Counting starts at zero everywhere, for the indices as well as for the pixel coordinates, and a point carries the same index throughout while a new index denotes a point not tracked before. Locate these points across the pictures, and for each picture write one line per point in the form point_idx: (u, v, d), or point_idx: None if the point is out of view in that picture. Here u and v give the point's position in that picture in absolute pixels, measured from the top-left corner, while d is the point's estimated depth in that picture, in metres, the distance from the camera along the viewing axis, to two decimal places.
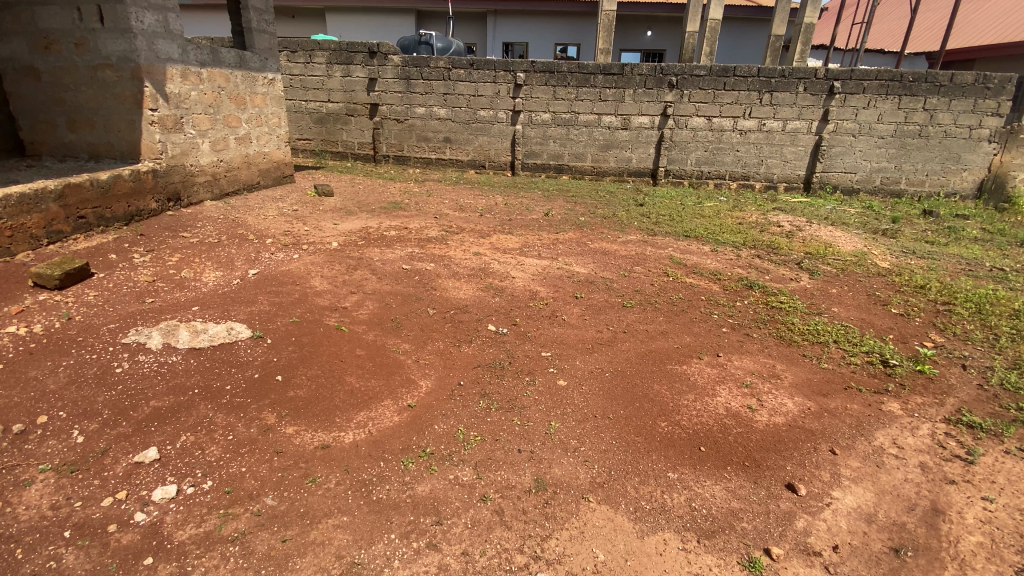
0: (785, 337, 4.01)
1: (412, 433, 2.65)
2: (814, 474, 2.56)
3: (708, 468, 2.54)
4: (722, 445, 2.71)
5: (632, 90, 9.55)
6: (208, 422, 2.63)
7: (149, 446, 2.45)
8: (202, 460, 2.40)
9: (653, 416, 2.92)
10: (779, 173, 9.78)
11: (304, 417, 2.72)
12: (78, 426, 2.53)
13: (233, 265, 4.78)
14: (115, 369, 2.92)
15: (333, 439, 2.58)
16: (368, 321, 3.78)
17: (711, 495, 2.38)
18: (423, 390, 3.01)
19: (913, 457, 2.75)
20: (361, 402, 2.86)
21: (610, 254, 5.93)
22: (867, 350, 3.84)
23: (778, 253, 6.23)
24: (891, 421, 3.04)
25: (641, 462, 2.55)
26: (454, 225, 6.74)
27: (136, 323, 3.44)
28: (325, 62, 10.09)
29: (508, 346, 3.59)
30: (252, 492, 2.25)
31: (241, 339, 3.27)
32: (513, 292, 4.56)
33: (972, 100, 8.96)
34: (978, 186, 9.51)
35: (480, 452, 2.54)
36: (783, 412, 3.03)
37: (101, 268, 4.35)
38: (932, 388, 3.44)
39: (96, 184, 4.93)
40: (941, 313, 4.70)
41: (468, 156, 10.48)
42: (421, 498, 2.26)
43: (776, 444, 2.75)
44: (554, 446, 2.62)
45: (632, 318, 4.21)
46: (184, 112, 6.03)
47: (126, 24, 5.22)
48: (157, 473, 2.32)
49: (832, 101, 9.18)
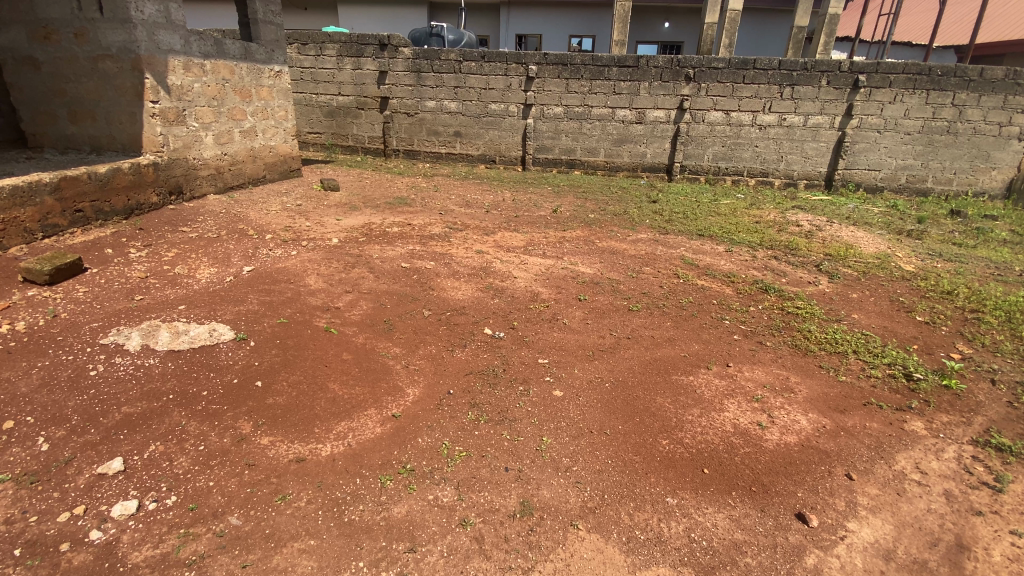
0: (800, 346, 3.77)
1: (393, 446, 2.49)
2: (827, 502, 2.34)
3: (711, 494, 2.34)
4: (727, 467, 2.50)
5: (647, 83, 9.27)
6: (180, 431, 2.50)
7: (115, 457, 2.32)
8: (169, 473, 2.27)
9: (654, 432, 2.72)
10: (800, 169, 9.41)
11: (282, 427, 2.57)
12: (44, 433, 2.42)
13: (229, 261, 4.67)
14: (90, 372, 2.81)
15: (309, 452, 2.43)
16: (359, 323, 3.63)
17: (712, 524, 2.18)
18: (409, 399, 2.85)
19: (937, 484, 2.52)
20: (342, 411, 2.71)
21: (618, 254, 5.70)
22: (889, 362, 3.59)
23: (795, 255, 5.96)
24: (913, 443, 2.80)
25: (637, 485, 2.36)
26: (459, 222, 6.58)
27: (118, 323, 3.32)
28: (335, 55, 9.96)
29: (504, 351, 3.42)
30: (218, 510, 2.11)
31: (223, 342, 3.15)
32: (513, 293, 4.39)
33: (1003, 96, 8.51)
34: (1007, 186, 9.06)
35: (463, 470, 2.37)
36: (795, 430, 2.81)
37: (93, 263, 4.25)
38: (958, 405, 3.18)
39: (93, 177, 4.84)
40: (969, 322, 4.40)
41: (479, 150, 10.28)
42: (396, 521, 2.09)
43: (787, 468, 2.53)
44: (544, 465, 2.43)
45: (637, 322, 4.01)
46: (186, 104, 5.93)
47: (125, 14, 5.12)
48: (120, 485, 2.20)
49: (856, 96, 8.80)
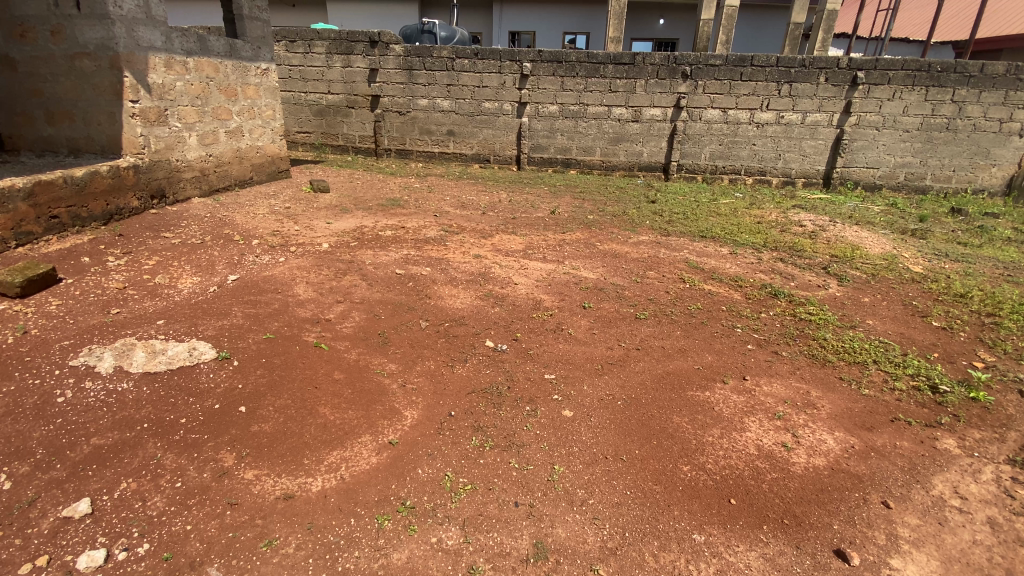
0: (818, 356, 3.58)
1: (390, 479, 2.27)
2: (867, 536, 2.15)
3: (740, 528, 2.14)
4: (756, 497, 2.30)
5: (643, 81, 9.08)
6: (155, 465, 2.27)
7: (82, 498, 2.09)
8: (142, 516, 2.04)
9: (674, 457, 2.52)
10: (798, 168, 9.26)
11: (267, 459, 2.34)
12: (6, 469, 2.18)
13: (213, 270, 4.41)
14: (57, 399, 2.56)
15: (298, 488, 2.21)
16: (351, 337, 3.40)
17: (745, 566, 1.98)
18: (407, 423, 2.62)
19: (979, 511, 2.32)
20: (335, 439, 2.48)
21: (621, 256, 5.51)
22: (912, 373, 3.40)
23: (802, 256, 5.79)
24: (948, 464, 2.62)
25: (660, 519, 2.16)
26: (455, 224, 6.35)
27: (91, 340, 3.06)
28: (324, 53, 9.70)
29: (507, 366, 3.20)
30: (195, 559, 1.88)
31: (203, 362, 2.90)
32: (515, 301, 4.17)
33: (1004, 92, 8.37)
34: (1008, 183, 8.94)
35: (469, 505, 2.16)
36: (823, 452, 2.62)
37: (70, 273, 4.00)
38: (989, 420, 3.00)
39: (70, 181, 4.56)
40: (987, 327, 4.24)
41: (472, 150, 10.04)
42: (395, 570, 1.88)
43: (819, 495, 2.34)
44: (557, 499, 2.23)
45: (646, 332, 3.80)
46: (168, 103, 5.64)
47: (102, 10, 4.85)
48: (87, 531, 1.96)
49: (854, 93, 8.66)
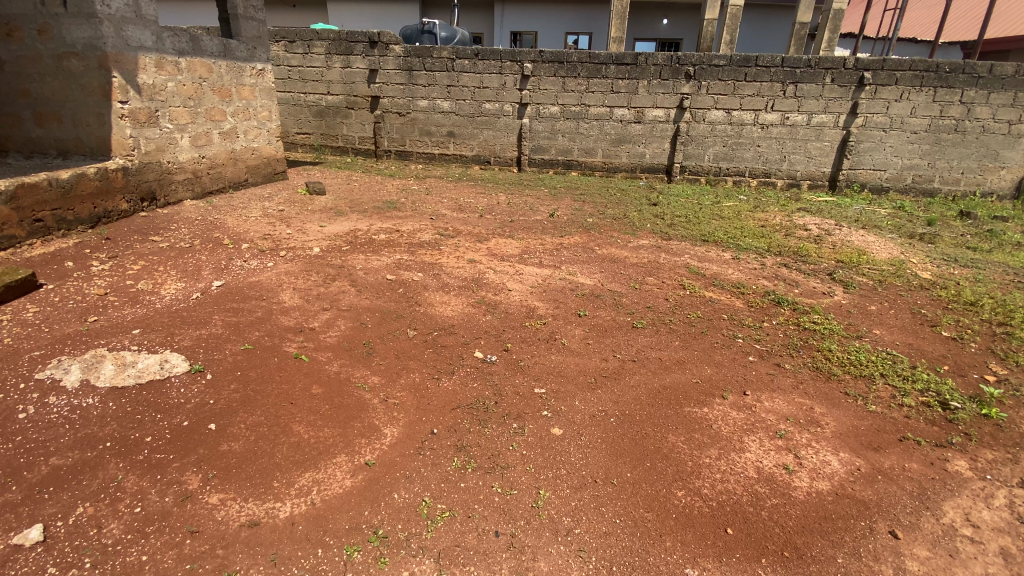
0: (822, 369, 3.42)
1: (364, 504, 2.13)
2: (873, 570, 2.00)
3: (737, 562, 2.00)
4: (754, 527, 2.15)
5: (646, 82, 8.92)
6: (115, 488, 2.13)
7: (35, 524, 1.96)
8: (96, 544, 1.91)
9: (668, 480, 2.37)
10: (804, 169, 9.07)
11: (234, 481, 2.21)
12: None
13: (198, 275, 4.29)
14: (19, 415, 2.43)
15: (265, 514, 2.07)
16: (334, 347, 3.26)
17: None
18: (385, 442, 2.49)
19: (992, 541, 2.17)
20: (307, 459, 2.35)
21: (619, 262, 5.36)
22: (921, 388, 3.23)
23: (807, 262, 5.62)
24: (959, 488, 2.46)
25: (650, 552, 2.01)
26: (451, 228, 6.21)
27: (62, 351, 2.95)
28: (323, 53, 9.58)
29: (496, 379, 3.06)
30: None
31: (174, 375, 2.78)
32: (507, 309, 4.03)
33: (1014, 92, 8.16)
34: (1018, 186, 8.72)
35: (446, 535, 2.02)
36: (826, 475, 2.46)
37: (51, 278, 3.90)
38: (1002, 439, 2.83)
39: (55, 183, 4.45)
40: (999, 337, 4.06)
41: (473, 151, 9.91)
42: None
43: (822, 524, 2.19)
44: (541, 528, 2.08)
45: (642, 342, 3.66)
46: (159, 104, 5.53)
47: (89, 8, 4.74)
48: (37, 560, 1.83)
49: (862, 93, 8.46)
